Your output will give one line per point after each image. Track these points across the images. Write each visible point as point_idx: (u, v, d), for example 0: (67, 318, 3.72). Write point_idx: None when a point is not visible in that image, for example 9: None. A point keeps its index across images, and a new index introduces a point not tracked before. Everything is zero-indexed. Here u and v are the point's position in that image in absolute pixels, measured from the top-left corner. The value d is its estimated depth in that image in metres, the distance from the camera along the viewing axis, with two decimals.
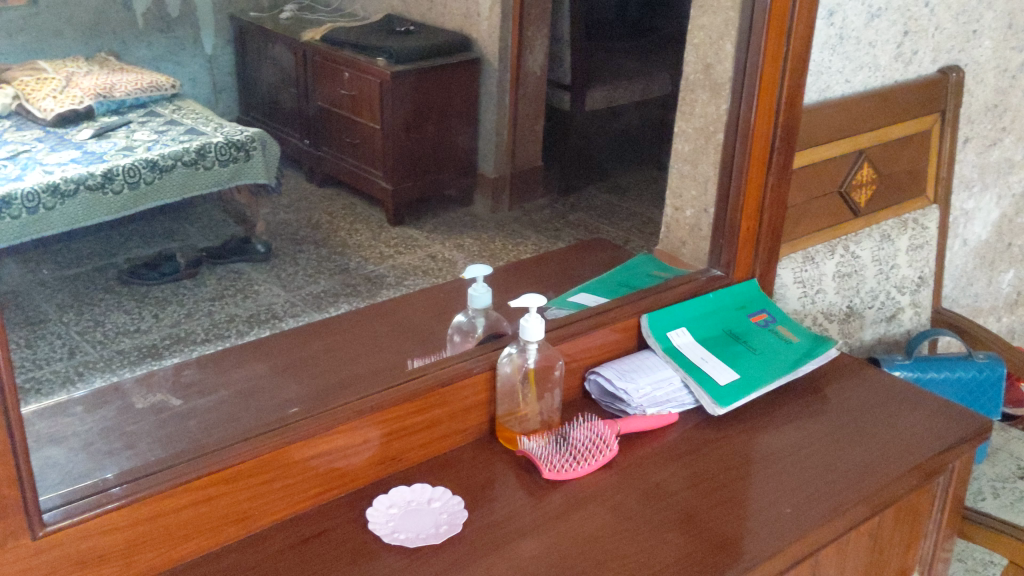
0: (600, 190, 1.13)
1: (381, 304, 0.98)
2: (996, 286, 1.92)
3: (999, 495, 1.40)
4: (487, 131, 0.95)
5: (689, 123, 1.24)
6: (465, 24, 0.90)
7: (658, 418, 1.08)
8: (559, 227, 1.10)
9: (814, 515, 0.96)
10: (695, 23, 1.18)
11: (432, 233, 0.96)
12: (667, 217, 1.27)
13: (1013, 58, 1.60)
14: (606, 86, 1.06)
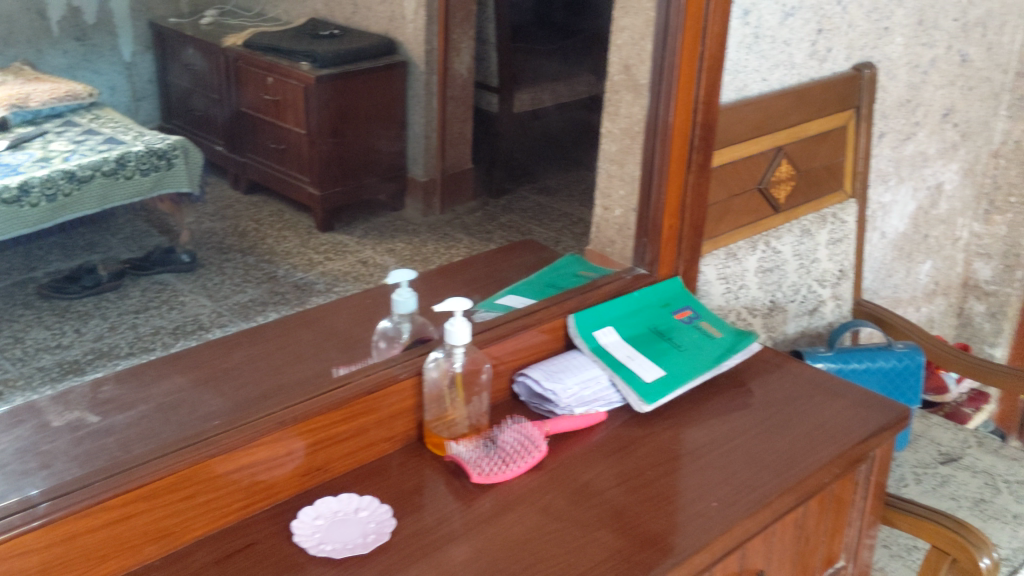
0: (529, 192, 1.17)
1: (311, 311, 0.96)
2: (914, 277, 1.97)
3: (921, 481, 1.44)
4: (416, 134, 0.96)
5: (615, 123, 1.25)
6: (391, 27, 0.91)
7: (585, 418, 1.08)
8: (490, 229, 1.11)
9: (741, 508, 0.97)
10: (616, 24, 1.20)
11: (362, 239, 0.95)
12: (596, 217, 1.30)
13: (924, 53, 1.65)
14: (531, 87, 1.10)
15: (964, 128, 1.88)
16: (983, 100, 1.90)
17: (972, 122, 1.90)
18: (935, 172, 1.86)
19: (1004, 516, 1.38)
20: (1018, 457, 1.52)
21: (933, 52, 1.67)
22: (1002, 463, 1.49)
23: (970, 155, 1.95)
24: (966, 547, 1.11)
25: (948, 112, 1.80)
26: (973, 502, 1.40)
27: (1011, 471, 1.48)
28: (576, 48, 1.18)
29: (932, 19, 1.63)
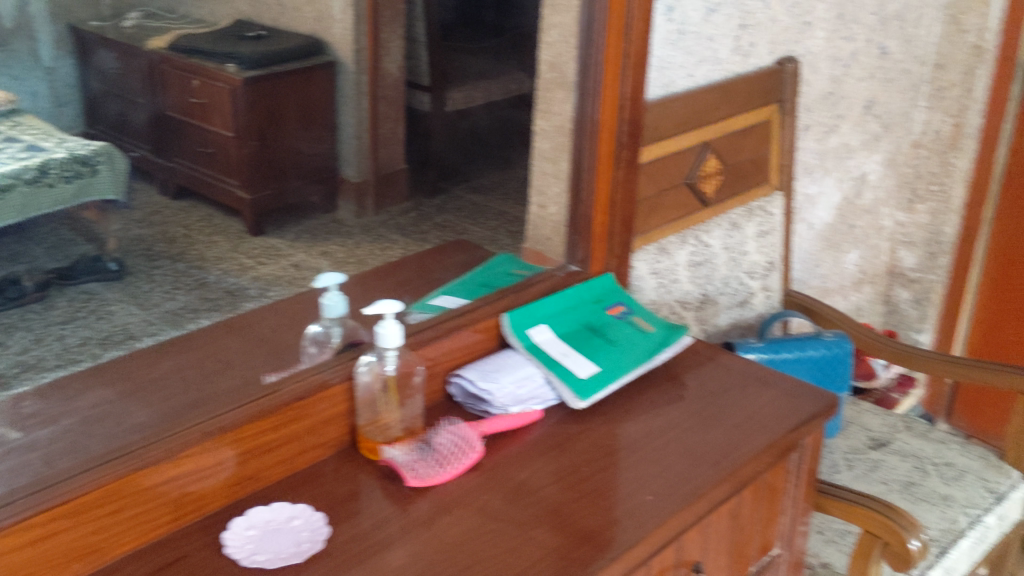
0: (462, 191, 1.20)
1: (242, 318, 0.96)
2: (841, 267, 2.01)
3: (852, 467, 1.47)
4: (347, 137, 0.99)
5: (547, 121, 1.26)
6: (318, 27, 0.94)
7: (521, 417, 1.08)
8: (426, 229, 1.14)
9: (676, 500, 0.97)
10: (548, 21, 1.19)
11: (295, 242, 0.98)
12: (532, 214, 1.30)
13: (845, 47, 1.68)
14: (462, 86, 1.12)
15: (885, 120, 1.93)
16: (903, 92, 1.95)
17: (893, 114, 1.95)
18: (858, 163, 1.90)
19: (932, 498, 1.41)
20: (944, 440, 1.56)
21: (854, 45, 1.70)
22: (929, 446, 1.53)
23: (892, 146, 2.00)
24: (896, 530, 1.13)
25: (869, 104, 1.84)
26: (902, 485, 1.43)
27: (938, 454, 1.52)
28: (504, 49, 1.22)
29: (852, 13, 1.66)
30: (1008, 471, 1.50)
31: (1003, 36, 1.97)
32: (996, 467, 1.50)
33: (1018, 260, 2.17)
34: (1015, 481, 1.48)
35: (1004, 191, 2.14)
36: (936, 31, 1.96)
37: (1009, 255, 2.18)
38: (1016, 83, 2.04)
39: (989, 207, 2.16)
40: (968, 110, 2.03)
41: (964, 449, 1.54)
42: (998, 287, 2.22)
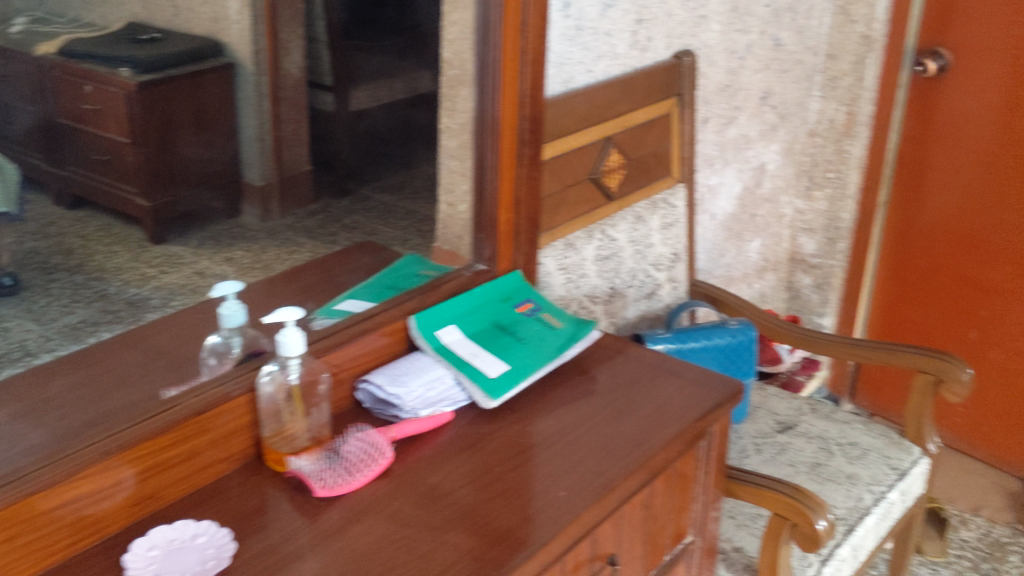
0: (375, 191, 1.12)
1: (145, 329, 0.92)
2: (743, 255, 2.05)
3: (761, 451, 1.50)
4: (249, 138, 0.94)
5: (452, 119, 1.19)
6: (215, 28, 0.89)
7: (432, 419, 1.05)
8: (334, 231, 1.08)
9: (588, 494, 0.96)
10: (448, 18, 1.13)
11: (199, 249, 0.93)
12: (442, 214, 1.22)
13: (739, 39, 1.71)
14: (370, 84, 1.03)
15: (782, 110, 1.97)
16: (797, 82, 2.00)
17: (789, 104, 2.00)
18: (757, 153, 1.94)
19: (838, 478, 1.44)
20: (848, 421, 1.60)
21: (748, 37, 1.74)
22: (833, 427, 1.57)
23: (789, 136, 2.04)
24: (803, 511, 1.15)
25: (765, 95, 1.88)
26: (809, 466, 1.46)
27: (842, 434, 1.56)
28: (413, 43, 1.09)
29: (745, 6, 1.69)
30: (908, 448, 1.54)
31: (891, 22, 2.03)
32: (898, 444, 1.55)
33: (911, 243, 2.21)
34: (916, 457, 1.53)
35: (898, 175, 2.18)
36: (827, 23, 2.05)
37: (904, 238, 2.22)
38: (905, 70, 2.07)
39: (884, 191, 2.19)
40: (860, 98, 2.09)
41: (866, 428, 1.58)
42: (895, 271, 2.26)
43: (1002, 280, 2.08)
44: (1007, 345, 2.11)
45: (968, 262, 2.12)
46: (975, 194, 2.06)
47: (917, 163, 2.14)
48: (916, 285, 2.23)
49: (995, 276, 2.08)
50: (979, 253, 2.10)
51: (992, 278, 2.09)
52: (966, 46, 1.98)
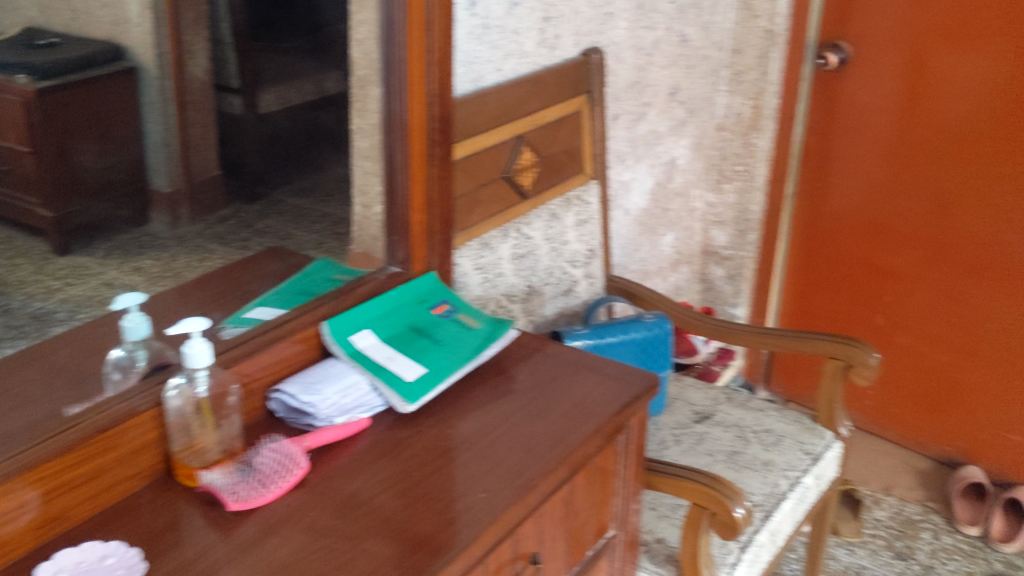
0: (287, 195, 1.09)
1: (51, 343, 0.90)
2: (657, 249, 2.08)
3: (679, 441, 1.52)
4: (155, 142, 0.93)
5: (365, 119, 1.16)
6: (115, 32, 0.87)
7: (346, 427, 1.01)
8: (246, 236, 1.06)
9: (507, 495, 0.94)
10: (355, 19, 1.10)
11: (106, 259, 0.91)
12: (356, 216, 1.20)
13: (646, 36, 1.73)
14: (277, 85, 1.02)
15: (690, 105, 2.00)
16: (704, 77, 2.03)
17: (697, 99, 2.03)
18: (668, 148, 1.96)
19: (755, 465, 1.47)
20: (763, 408, 1.63)
21: (655, 34, 1.76)
22: (749, 415, 1.60)
23: (697, 131, 2.08)
24: (722, 501, 1.15)
25: (674, 91, 1.91)
26: (727, 455, 1.49)
27: (758, 422, 1.58)
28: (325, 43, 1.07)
29: (651, 3, 1.71)
30: (820, 433, 1.58)
31: (792, 19, 2.07)
32: (810, 429, 1.58)
33: (819, 232, 2.26)
34: (829, 441, 1.57)
35: (804, 167, 2.23)
36: (730, 18, 2.08)
37: (812, 227, 2.27)
38: (808, 63, 2.12)
39: (791, 182, 2.24)
40: (766, 92, 2.13)
41: (781, 415, 1.61)
42: (804, 260, 2.31)
43: (907, 265, 2.14)
44: (913, 328, 2.19)
45: (874, 249, 2.19)
46: (878, 183, 2.13)
47: (822, 154, 2.19)
48: (825, 273, 2.29)
49: (900, 261, 2.15)
50: (884, 240, 2.16)
51: (896, 264, 2.16)
52: (867, 39, 2.04)
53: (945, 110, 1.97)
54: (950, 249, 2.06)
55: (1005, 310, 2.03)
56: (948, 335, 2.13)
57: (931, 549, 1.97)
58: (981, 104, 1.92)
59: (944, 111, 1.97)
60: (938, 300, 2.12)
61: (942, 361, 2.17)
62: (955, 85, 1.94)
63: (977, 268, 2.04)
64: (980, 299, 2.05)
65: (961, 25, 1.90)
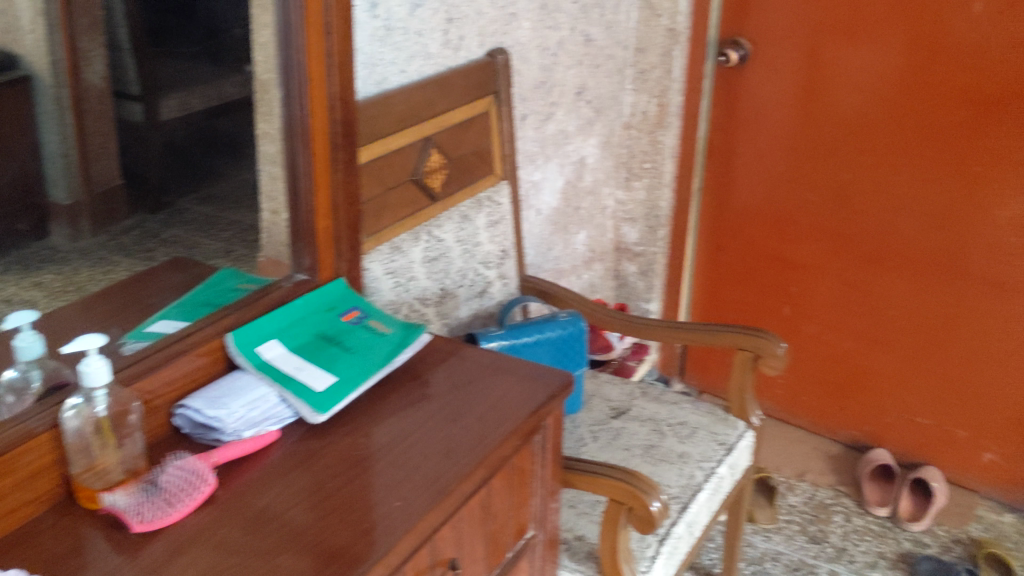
0: (194, 203, 1.06)
1: None
2: (571, 248, 2.09)
3: (597, 438, 1.52)
4: (52, 151, 0.91)
5: (271, 123, 1.12)
6: (7, 39, 0.84)
7: (255, 441, 0.98)
8: (152, 246, 1.03)
9: (423, 501, 0.91)
10: (258, 22, 1.06)
11: (4, 274, 0.90)
12: (265, 222, 1.15)
13: (550, 36, 1.74)
14: (181, 92, 1.00)
15: (597, 104, 2.02)
16: (609, 76, 2.05)
17: (603, 98, 2.05)
18: (577, 148, 1.97)
19: (670, 458, 1.49)
20: (677, 401, 1.65)
21: (559, 34, 1.77)
22: (663, 409, 1.62)
23: (605, 129, 2.10)
24: (638, 495, 1.14)
25: (580, 90, 1.92)
26: (643, 449, 1.50)
27: (673, 415, 1.60)
28: (227, 48, 1.03)
29: (554, 3, 1.72)
30: (733, 423, 1.61)
31: (693, 16, 2.09)
32: (723, 420, 1.61)
33: (726, 225, 2.30)
34: (741, 431, 1.60)
35: (709, 162, 2.27)
36: (634, 17, 2.12)
37: (719, 221, 2.31)
38: (709, 60, 2.14)
39: (697, 178, 2.28)
40: (670, 90, 2.16)
41: (694, 407, 1.64)
42: (712, 253, 2.35)
43: (810, 256, 2.20)
44: (818, 317, 2.24)
45: (778, 241, 2.23)
46: (780, 176, 2.17)
47: (726, 149, 2.23)
48: (733, 266, 2.33)
49: (803, 252, 2.21)
50: (787, 232, 2.21)
51: (800, 255, 2.22)
52: (765, 36, 2.07)
53: (843, 104, 2.03)
54: (850, 240, 2.13)
55: (904, 297, 2.10)
56: (851, 323, 2.20)
57: (843, 532, 2.03)
58: (876, 97, 1.98)
59: (840, 105, 2.03)
60: (841, 289, 2.18)
61: (846, 347, 2.23)
62: (850, 80, 2.00)
63: (876, 257, 2.10)
64: (881, 287, 2.12)
65: (854, 21, 1.95)
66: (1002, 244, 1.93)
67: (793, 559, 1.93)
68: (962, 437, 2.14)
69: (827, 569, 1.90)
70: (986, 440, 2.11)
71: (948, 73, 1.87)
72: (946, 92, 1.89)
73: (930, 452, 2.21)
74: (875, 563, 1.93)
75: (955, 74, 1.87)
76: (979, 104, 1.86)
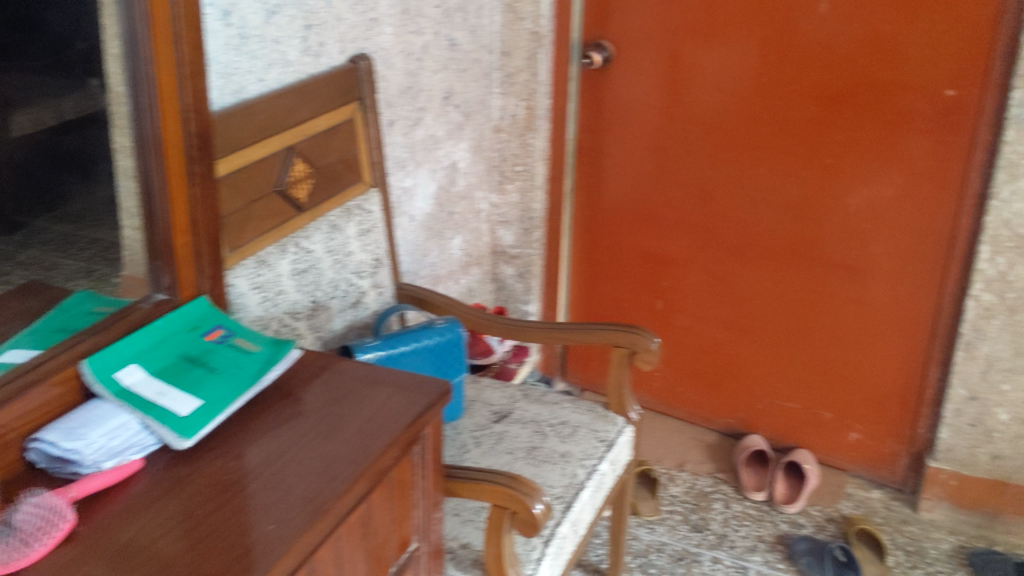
0: (52, 221, 1.02)
1: None
2: (447, 253, 2.08)
3: (479, 444, 1.51)
4: None
5: (123, 136, 1.07)
6: None
7: (117, 471, 0.93)
8: (8, 269, 1.00)
9: (298, 522, 0.88)
10: (108, 33, 1.02)
11: None
12: (126, 238, 1.11)
13: (414, 40, 1.73)
14: (30, 108, 0.96)
15: (466, 109, 2.02)
16: (476, 80, 2.05)
17: (471, 102, 2.05)
18: (447, 152, 1.97)
19: (553, 458, 1.49)
20: (557, 401, 1.66)
21: (423, 39, 1.76)
22: (544, 410, 1.62)
23: (475, 134, 2.10)
24: (520, 499, 1.13)
25: (447, 94, 1.91)
26: (525, 451, 1.50)
27: (554, 415, 1.61)
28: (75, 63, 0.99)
29: (416, 7, 1.72)
30: (613, 419, 1.62)
31: (556, 21, 2.13)
32: (603, 417, 1.62)
33: (598, 224, 2.34)
34: (620, 426, 1.62)
35: (579, 163, 2.30)
36: (498, 21, 2.14)
37: (591, 221, 2.34)
38: (574, 62, 2.17)
39: (569, 179, 2.30)
40: (537, 93, 2.18)
41: (575, 406, 1.65)
42: (587, 252, 2.38)
43: (679, 251, 2.25)
44: (689, 310, 2.30)
45: (648, 237, 2.28)
46: (646, 174, 2.22)
47: (594, 150, 2.26)
48: (606, 264, 2.37)
49: (672, 247, 2.26)
50: (655, 228, 2.26)
51: (668, 251, 2.27)
52: (626, 37, 2.11)
53: (702, 102, 2.08)
54: (715, 234, 2.19)
55: (767, 287, 2.17)
56: (720, 313, 2.26)
57: (723, 519, 2.08)
58: (732, 94, 2.04)
59: (699, 103, 2.09)
60: (709, 282, 2.24)
61: (717, 338, 2.29)
62: (707, 78, 2.05)
63: (740, 249, 2.17)
64: (746, 278, 2.19)
65: (708, 21, 2.01)
66: (856, 232, 2.02)
67: (677, 549, 1.97)
68: (828, 418, 2.23)
69: (710, 556, 1.95)
70: (849, 420, 2.20)
71: (798, 70, 1.95)
72: (796, 88, 1.96)
73: (799, 436, 2.29)
74: (755, 547, 1.99)
75: (804, 70, 1.94)
76: (828, 98, 1.94)
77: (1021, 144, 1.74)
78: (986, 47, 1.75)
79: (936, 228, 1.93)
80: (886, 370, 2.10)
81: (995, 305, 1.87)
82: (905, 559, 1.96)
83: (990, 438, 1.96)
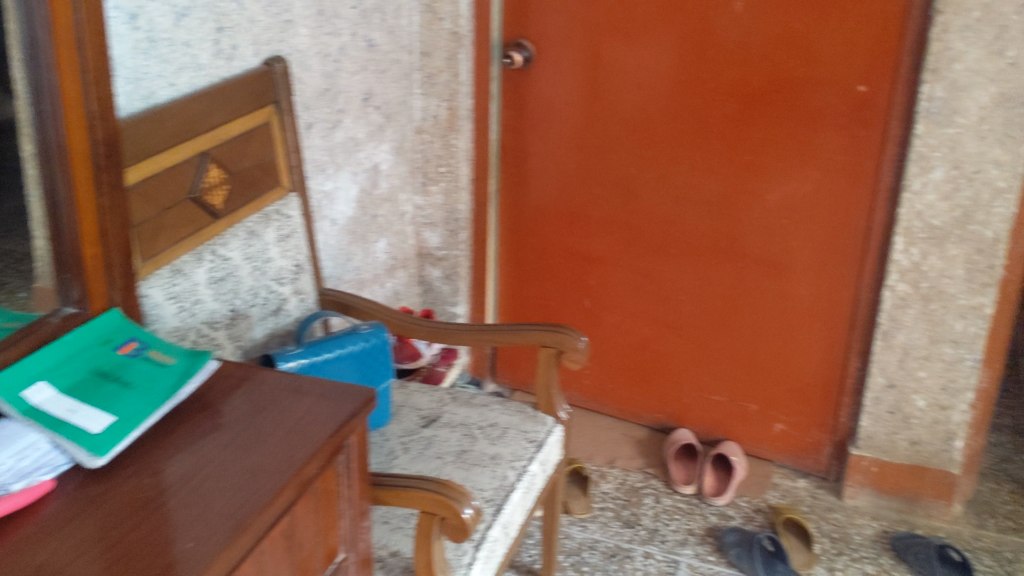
0: None
1: None
2: (371, 257, 2.06)
3: (408, 449, 1.50)
4: None
5: (27, 144, 1.03)
6: None
7: (27, 492, 0.89)
8: None
9: (218, 538, 0.85)
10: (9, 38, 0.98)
11: None
12: (38, 249, 1.08)
13: (331, 42, 1.71)
14: None
15: (386, 110, 2.00)
16: (396, 81, 2.04)
17: (392, 103, 2.03)
18: (369, 154, 1.95)
19: (483, 461, 1.48)
20: (486, 403, 1.66)
21: (340, 40, 1.74)
22: (473, 412, 1.62)
23: (397, 135, 2.08)
24: (449, 504, 1.12)
25: (367, 96, 1.89)
26: (455, 455, 1.49)
27: (483, 417, 1.60)
28: None
29: (331, 9, 1.70)
30: (542, 419, 1.62)
31: (475, 21, 2.12)
32: (532, 417, 1.62)
33: (524, 224, 2.34)
34: (550, 426, 1.62)
35: (503, 164, 2.29)
36: (416, 22, 2.13)
37: (517, 221, 2.34)
38: (495, 62, 2.17)
39: (494, 180, 2.30)
40: (458, 93, 2.17)
41: (503, 408, 1.65)
42: (513, 252, 2.38)
43: (604, 249, 2.26)
44: (616, 307, 2.31)
45: (574, 236, 2.29)
46: (570, 174, 2.22)
47: (518, 150, 2.26)
48: (533, 263, 2.37)
49: (597, 245, 2.27)
50: (581, 227, 2.27)
51: (594, 250, 2.28)
52: (545, 37, 2.11)
53: (623, 101, 2.09)
54: (639, 232, 2.20)
55: (692, 283, 2.20)
56: (647, 310, 2.28)
57: (654, 513, 2.10)
58: (652, 93, 2.05)
59: (620, 102, 2.10)
60: (635, 279, 2.26)
61: (644, 334, 2.31)
62: (628, 76, 2.07)
63: (664, 246, 2.19)
64: (670, 275, 2.21)
65: (627, 20, 2.02)
66: (775, 227, 2.05)
67: (609, 545, 1.98)
68: (754, 410, 2.27)
69: (642, 551, 1.97)
70: (774, 411, 2.24)
71: (716, 68, 1.97)
72: (715, 86, 1.99)
73: (727, 428, 2.32)
74: (686, 540, 2.01)
75: (722, 68, 1.97)
76: (746, 96, 1.97)
77: (931, 136, 1.78)
78: (895, 43, 1.79)
79: (853, 222, 1.97)
80: (808, 362, 2.14)
81: (910, 294, 1.92)
82: (830, 546, 2.00)
83: (908, 424, 2.02)
